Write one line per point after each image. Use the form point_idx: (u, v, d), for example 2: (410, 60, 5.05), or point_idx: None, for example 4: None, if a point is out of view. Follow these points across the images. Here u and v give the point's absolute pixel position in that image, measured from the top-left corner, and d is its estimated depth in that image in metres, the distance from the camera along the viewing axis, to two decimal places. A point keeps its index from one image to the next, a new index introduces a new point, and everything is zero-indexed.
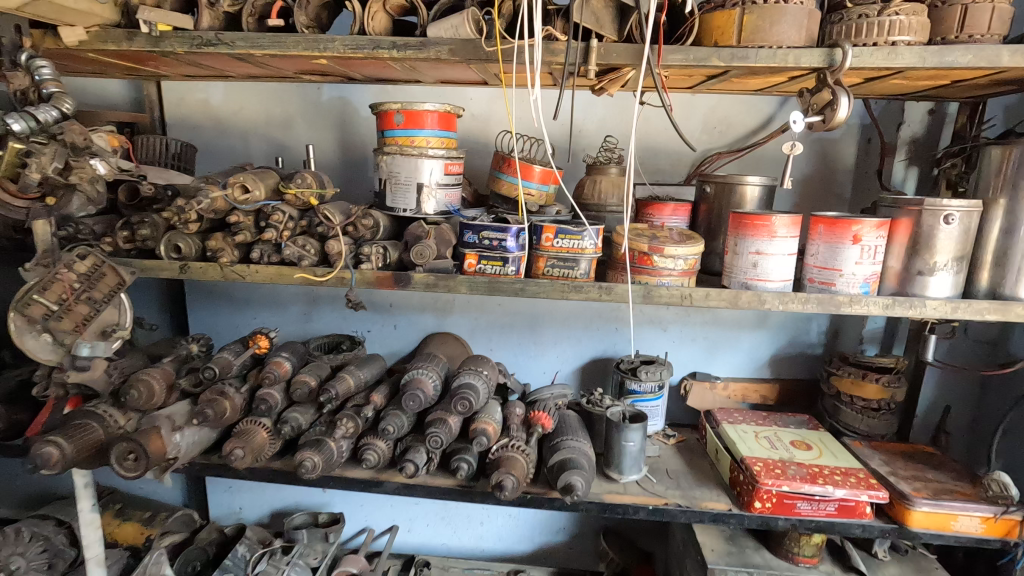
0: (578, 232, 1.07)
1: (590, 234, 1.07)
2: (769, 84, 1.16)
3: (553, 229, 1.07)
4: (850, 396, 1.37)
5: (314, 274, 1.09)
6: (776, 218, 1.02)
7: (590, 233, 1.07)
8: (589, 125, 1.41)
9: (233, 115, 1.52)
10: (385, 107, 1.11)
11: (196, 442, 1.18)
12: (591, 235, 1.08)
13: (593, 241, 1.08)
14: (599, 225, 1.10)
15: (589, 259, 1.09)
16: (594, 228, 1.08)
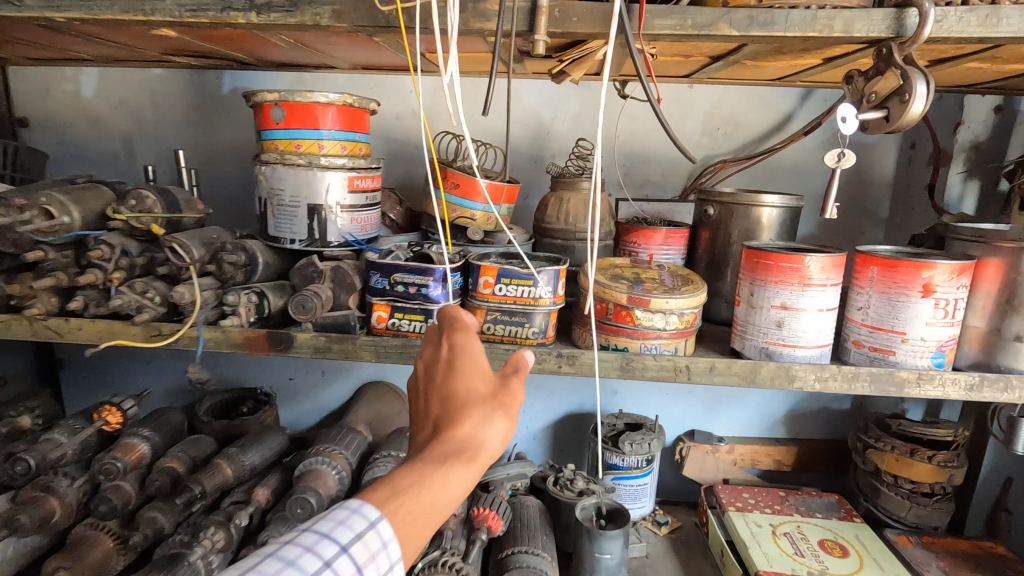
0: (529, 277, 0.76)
1: (546, 279, 0.76)
2: (795, 69, 0.85)
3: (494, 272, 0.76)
4: (893, 477, 1.06)
5: (157, 331, 0.77)
6: (810, 260, 0.71)
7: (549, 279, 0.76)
8: (557, 124, 1.10)
9: (110, 110, 1.20)
10: (260, 97, 0.79)
11: (9, 558, 0.84)
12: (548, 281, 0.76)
13: (551, 288, 0.77)
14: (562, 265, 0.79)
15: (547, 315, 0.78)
16: (554, 270, 0.77)
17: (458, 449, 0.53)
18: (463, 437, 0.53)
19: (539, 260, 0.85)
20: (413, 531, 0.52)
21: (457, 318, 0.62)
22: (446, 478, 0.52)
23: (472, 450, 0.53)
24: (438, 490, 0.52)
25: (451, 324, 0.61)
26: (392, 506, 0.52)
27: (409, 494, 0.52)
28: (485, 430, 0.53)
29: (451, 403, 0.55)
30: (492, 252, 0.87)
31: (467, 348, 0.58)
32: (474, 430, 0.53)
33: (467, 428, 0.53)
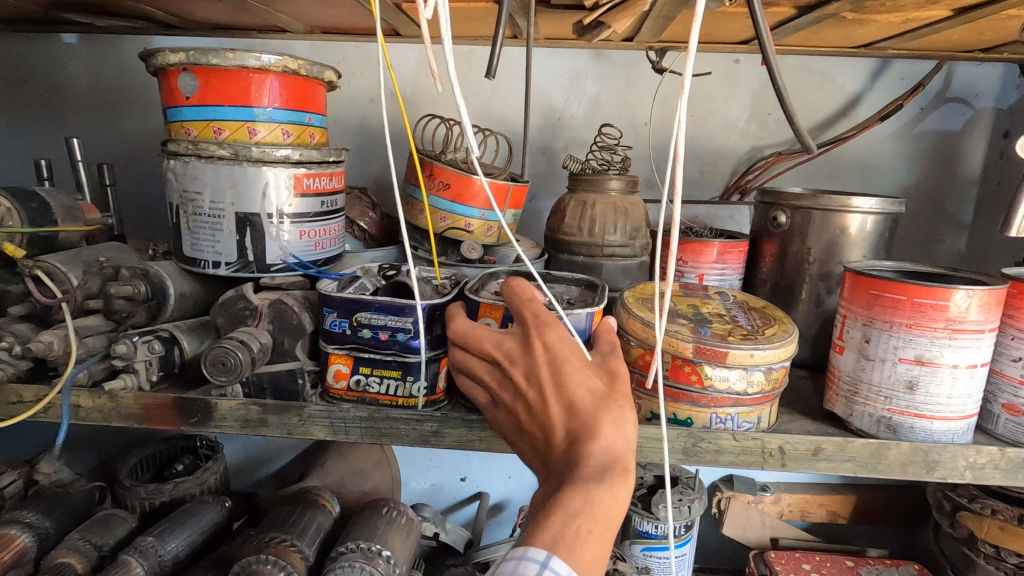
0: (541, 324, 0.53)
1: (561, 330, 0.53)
2: (907, 23, 0.62)
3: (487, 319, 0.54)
4: (994, 549, 0.85)
5: (17, 398, 0.54)
6: (959, 293, 0.48)
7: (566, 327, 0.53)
8: (573, 106, 0.87)
9: (8, 88, 0.94)
10: (161, 61, 0.55)
11: None
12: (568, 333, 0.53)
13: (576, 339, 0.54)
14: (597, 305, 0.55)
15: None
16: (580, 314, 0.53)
17: (610, 456, 0.41)
18: (608, 446, 0.41)
19: (562, 286, 0.63)
20: (597, 554, 0.39)
21: (533, 292, 0.49)
22: (614, 495, 0.39)
23: (622, 457, 0.41)
24: (610, 512, 0.39)
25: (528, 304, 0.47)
26: (563, 535, 0.38)
27: (590, 516, 0.39)
28: (628, 434, 0.42)
29: (575, 410, 0.43)
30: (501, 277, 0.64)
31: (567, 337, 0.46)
32: (617, 433, 0.42)
33: (611, 434, 0.41)
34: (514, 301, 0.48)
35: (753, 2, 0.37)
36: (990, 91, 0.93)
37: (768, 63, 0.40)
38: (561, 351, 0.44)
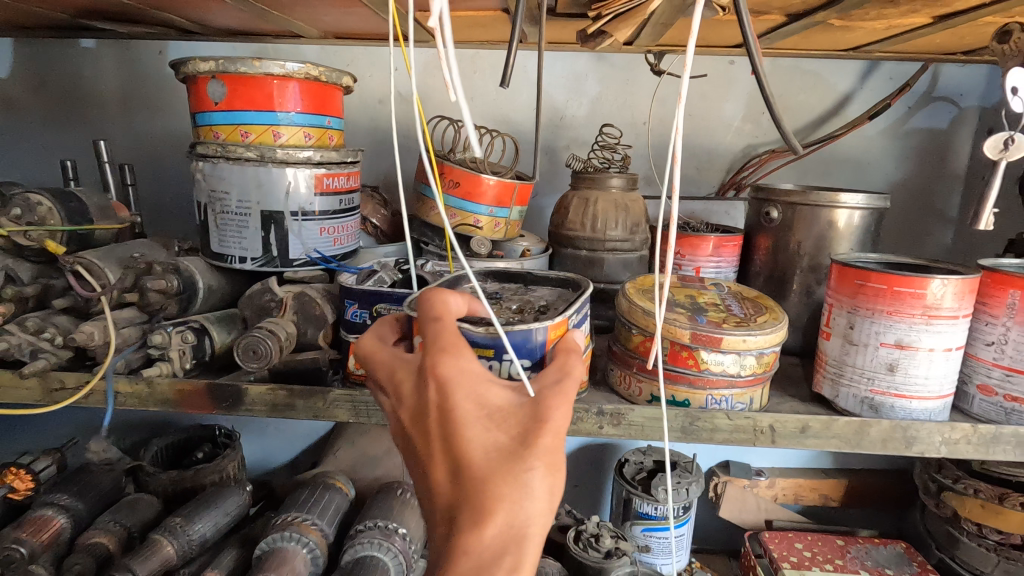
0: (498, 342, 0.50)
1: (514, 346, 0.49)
2: (890, 30, 0.66)
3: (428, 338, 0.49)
4: (976, 526, 0.89)
5: (59, 384, 0.58)
6: (936, 282, 0.52)
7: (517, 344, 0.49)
8: (575, 107, 0.91)
9: (30, 91, 0.98)
10: (191, 69, 0.59)
11: None
12: (521, 349, 0.50)
13: (532, 356, 0.50)
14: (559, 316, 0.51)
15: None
16: (532, 328, 0.49)
17: (510, 537, 0.32)
18: (494, 529, 0.32)
19: (547, 287, 0.62)
20: None
21: (448, 303, 0.39)
22: None
23: (517, 542, 0.32)
24: None
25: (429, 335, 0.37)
26: None
27: None
28: (528, 514, 0.32)
29: (461, 477, 0.34)
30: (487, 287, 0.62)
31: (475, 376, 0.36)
32: (512, 512, 0.32)
33: (501, 515, 0.32)
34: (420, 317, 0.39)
35: (742, 13, 0.41)
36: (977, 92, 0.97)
37: (757, 69, 0.43)
38: (452, 400, 0.35)
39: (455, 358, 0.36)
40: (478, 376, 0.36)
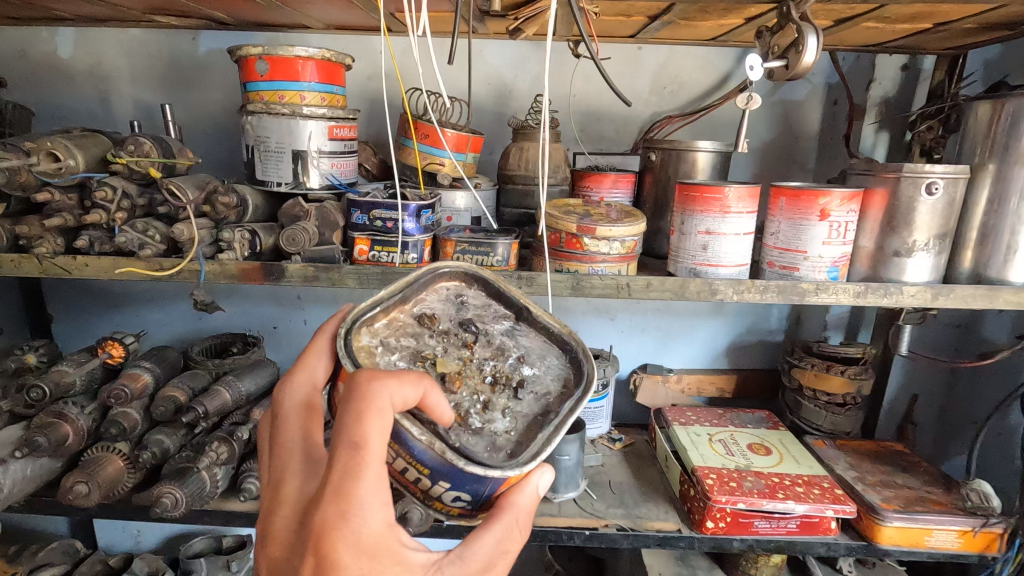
0: (461, 422, 0.54)
1: (461, 481, 0.50)
2: (722, 28, 0.97)
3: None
4: (813, 390, 1.22)
5: (159, 266, 0.86)
6: (729, 189, 0.84)
7: (467, 482, 0.51)
8: (518, 82, 1.20)
9: (92, 70, 1.25)
10: (245, 52, 0.87)
11: (30, 477, 0.93)
12: (468, 486, 0.51)
13: (485, 492, 0.52)
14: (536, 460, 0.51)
15: (446, 511, 0.54)
16: (488, 475, 0.50)
17: None
18: None
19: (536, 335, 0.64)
20: None
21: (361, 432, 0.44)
22: None
23: None
24: None
25: (358, 485, 0.44)
26: None
27: None
28: None
29: None
30: (489, 324, 0.64)
31: (391, 550, 0.46)
32: None
33: None
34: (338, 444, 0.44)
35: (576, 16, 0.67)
36: (826, 68, 1.22)
37: None
38: (351, 556, 0.45)
39: (376, 548, 0.46)
40: (372, 543, 0.45)
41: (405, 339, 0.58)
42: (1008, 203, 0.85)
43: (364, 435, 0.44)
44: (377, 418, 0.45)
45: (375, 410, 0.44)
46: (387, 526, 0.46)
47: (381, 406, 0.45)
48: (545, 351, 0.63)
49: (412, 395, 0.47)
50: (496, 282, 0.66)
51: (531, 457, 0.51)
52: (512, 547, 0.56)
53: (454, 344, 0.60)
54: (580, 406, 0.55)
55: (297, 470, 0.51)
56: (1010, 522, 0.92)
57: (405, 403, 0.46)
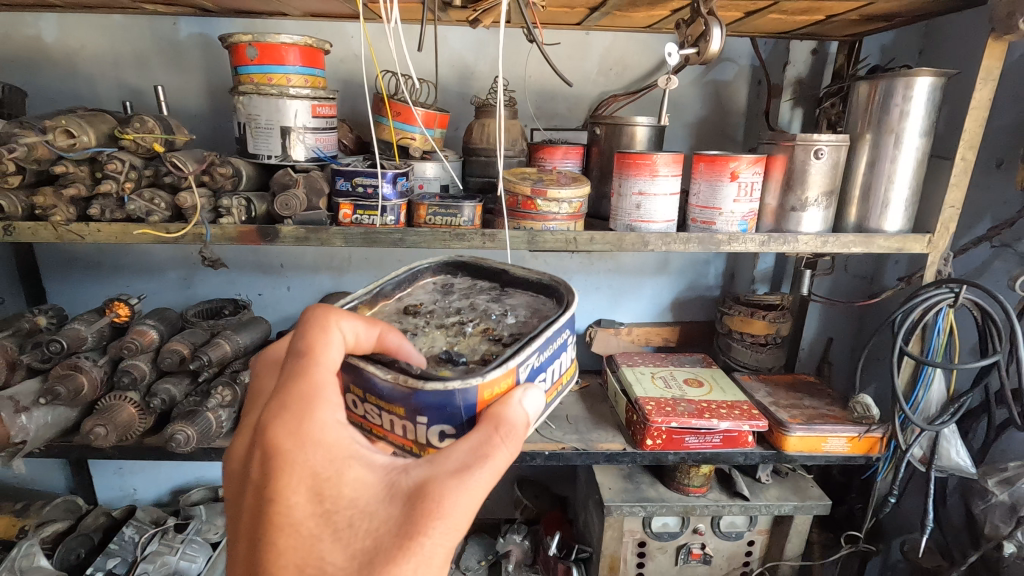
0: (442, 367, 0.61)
1: (431, 406, 0.54)
2: (652, 19, 1.14)
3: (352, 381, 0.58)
4: (740, 333, 1.42)
5: (165, 230, 0.98)
6: (657, 156, 1.00)
7: (439, 405, 0.54)
8: (479, 64, 1.33)
9: (75, 53, 1.31)
10: (236, 39, 0.98)
11: (51, 423, 1.05)
12: (438, 411, 0.54)
13: (459, 411, 0.54)
14: (500, 365, 0.55)
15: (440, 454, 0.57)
16: (451, 388, 0.53)
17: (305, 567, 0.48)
18: (294, 552, 0.48)
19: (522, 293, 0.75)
20: None
21: (313, 345, 0.54)
22: None
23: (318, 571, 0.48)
24: None
25: (299, 381, 0.53)
26: None
27: None
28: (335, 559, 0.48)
29: (275, 508, 0.49)
30: (475, 297, 0.75)
31: (336, 443, 0.51)
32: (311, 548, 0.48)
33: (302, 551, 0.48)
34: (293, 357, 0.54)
35: None
36: (749, 51, 1.40)
37: None
38: (291, 445, 0.50)
39: (325, 439, 0.51)
40: (312, 435, 0.51)
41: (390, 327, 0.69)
42: (882, 166, 1.04)
43: (312, 344, 0.54)
44: (329, 337, 0.55)
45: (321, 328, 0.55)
46: (339, 425, 0.52)
47: (332, 329, 0.55)
48: (533, 304, 0.72)
49: (364, 327, 0.56)
50: (475, 262, 0.79)
51: (496, 365, 0.55)
52: (498, 456, 0.52)
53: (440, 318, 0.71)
54: (552, 324, 0.61)
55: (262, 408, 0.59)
56: (887, 427, 1.13)
57: (355, 331, 0.56)
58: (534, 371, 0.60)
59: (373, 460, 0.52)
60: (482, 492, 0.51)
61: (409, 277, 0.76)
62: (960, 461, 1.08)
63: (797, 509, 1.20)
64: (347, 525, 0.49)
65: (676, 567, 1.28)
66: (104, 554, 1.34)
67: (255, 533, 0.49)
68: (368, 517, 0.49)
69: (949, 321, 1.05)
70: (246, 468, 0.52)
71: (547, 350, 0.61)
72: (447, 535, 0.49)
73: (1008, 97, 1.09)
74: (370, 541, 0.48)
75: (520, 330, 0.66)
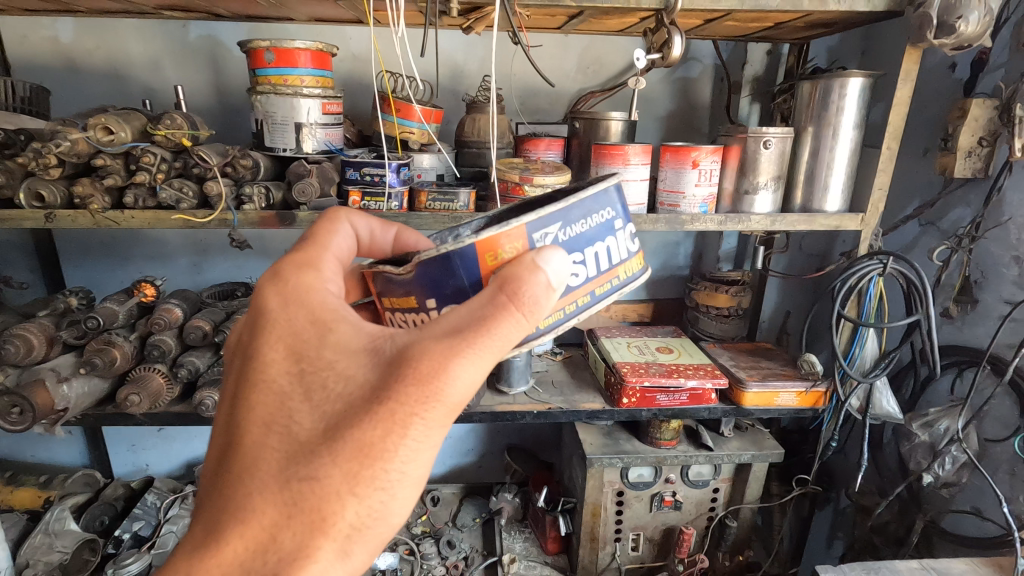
0: None
1: (435, 280, 0.61)
2: (625, 26, 1.28)
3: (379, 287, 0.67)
4: (706, 306, 1.59)
5: (194, 216, 1.09)
6: (629, 147, 1.15)
7: (443, 278, 0.60)
8: (469, 63, 1.46)
9: (89, 53, 1.40)
10: (255, 45, 1.10)
11: (87, 393, 1.16)
12: (447, 282, 0.60)
13: (464, 281, 0.60)
14: (502, 228, 0.59)
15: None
16: (449, 253, 0.59)
17: (277, 414, 0.54)
18: (269, 400, 0.55)
19: None
20: (239, 463, 0.54)
21: (324, 231, 0.69)
22: (261, 448, 0.53)
23: (286, 420, 0.54)
24: (252, 447, 0.54)
25: (302, 258, 0.64)
26: (221, 441, 0.57)
27: (236, 438, 0.55)
28: (304, 411, 0.53)
29: (259, 360, 0.57)
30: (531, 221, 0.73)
31: (320, 308, 0.58)
32: (285, 400, 0.54)
33: (276, 400, 0.55)
34: (305, 241, 0.67)
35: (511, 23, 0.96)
36: (712, 52, 1.55)
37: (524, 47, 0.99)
38: (279, 307, 0.58)
39: (311, 304, 0.58)
40: (299, 298, 0.59)
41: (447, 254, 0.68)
42: (823, 154, 1.20)
43: (322, 236, 0.68)
44: (339, 229, 0.71)
45: (333, 227, 0.71)
46: (327, 294, 0.60)
47: (344, 223, 0.72)
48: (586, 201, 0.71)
49: (378, 224, 0.77)
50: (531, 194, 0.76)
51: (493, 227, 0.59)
52: (495, 320, 0.53)
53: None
54: (573, 196, 0.63)
55: None
56: (830, 382, 1.30)
57: (367, 227, 0.75)
58: (556, 242, 0.62)
59: (357, 329, 0.57)
60: (467, 361, 0.52)
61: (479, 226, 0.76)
62: (890, 408, 1.25)
63: (755, 457, 1.37)
64: (322, 388, 0.54)
65: (650, 513, 1.44)
66: (129, 518, 1.46)
67: (243, 388, 0.57)
68: (343, 381, 0.54)
69: (879, 288, 1.22)
70: (244, 337, 0.60)
71: (569, 221, 0.63)
72: (416, 400, 0.51)
73: (930, 95, 1.26)
74: (341, 405, 0.53)
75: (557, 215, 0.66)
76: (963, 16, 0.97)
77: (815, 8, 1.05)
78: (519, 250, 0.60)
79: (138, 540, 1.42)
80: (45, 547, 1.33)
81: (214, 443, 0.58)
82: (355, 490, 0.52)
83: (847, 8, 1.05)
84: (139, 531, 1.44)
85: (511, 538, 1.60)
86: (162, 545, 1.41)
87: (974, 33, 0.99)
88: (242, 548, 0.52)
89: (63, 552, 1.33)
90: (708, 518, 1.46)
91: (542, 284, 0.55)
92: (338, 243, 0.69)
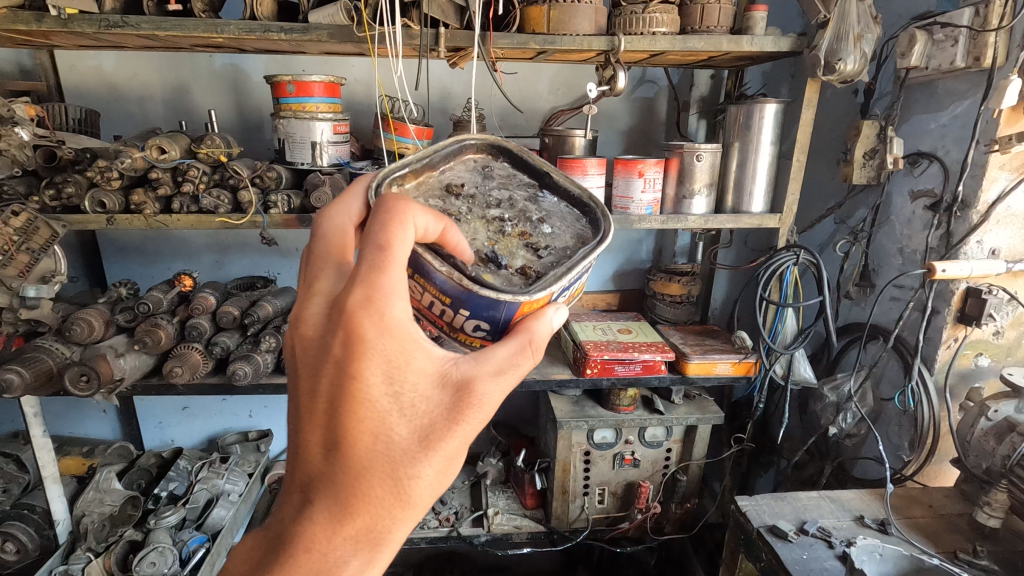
0: (483, 263, 0.77)
1: (478, 306, 0.71)
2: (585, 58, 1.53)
3: (412, 267, 0.73)
4: (662, 294, 1.84)
5: (231, 219, 1.33)
6: (587, 161, 1.40)
7: (486, 309, 0.71)
8: (456, 87, 1.71)
9: (128, 79, 1.63)
10: (278, 79, 1.33)
11: (138, 365, 1.40)
12: (483, 311, 0.72)
13: (501, 315, 0.72)
14: (543, 291, 0.72)
15: (471, 339, 0.75)
16: (501, 299, 0.70)
17: (374, 429, 0.59)
18: (366, 416, 0.59)
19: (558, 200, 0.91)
20: (340, 468, 0.59)
21: (390, 229, 0.62)
22: (360, 459, 0.58)
23: (384, 437, 0.59)
24: (351, 456, 0.58)
25: (378, 275, 0.60)
26: (311, 444, 0.60)
27: (333, 447, 0.59)
28: (399, 429, 0.59)
29: (352, 380, 0.59)
30: (514, 190, 0.91)
31: (406, 335, 0.61)
32: (380, 417, 0.59)
33: (374, 416, 0.59)
34: (371, 242, 0.61)
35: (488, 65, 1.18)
36: (665, 76, 1.81)
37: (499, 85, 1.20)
38: (369, 331, 0.59)
39: (396, 328, 0.60)
40: (386, 327, 0.60)
41: (435, 200, 0.83)
42: (748, 165, 1.46)
43: (389, 239, 0.61)
44: (405, 226, 0.64)
45: (400, 228, 0.63)
46: (405, 316, 0.61)
47: (409, 222, 0.64)
48: (569, 218, 0.88)
49: (432, 219, 0.68)
50: (519, 155, 0.94)
51: (541, 287, 0.72)
52: (523, 364, 0.68)
53: (479, 207, 0.86)
54: (587, 255, 0.77)
55: (329, 275, 0.67)
56: (759, 354, 1.56)
57: (426, 229, 0.68)
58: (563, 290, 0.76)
59: (430, 353, 0.63)
60: (502, 388, 0.65)
61: (457, 148, 0.92)
62: (806, 374, 1.52)
63: (699, 420, 1.62)
64: (414, 406, 0.60)
65: (613, 470, 1.69)
66: (165, 479, 1.70)
67: (337, 402, 0.59)
68: (429, 401, 0.61)
69: (794, 274, 1.48)
70: (327, 346, 0.60)
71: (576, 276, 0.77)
72: (480, 418, 0.63)
73: (838, 115, 1.52)
74: (430, 420, 0.61)
75: (552, 241, 0.83)
76: (842, 59, 1.24)
77: (732, 49, 1.31)
78: (543, 301, 0.73)
79: (174, 498, 1.68)
80: (96, 501, 1.56)
81: (301, 445, 0.60)
82: (439, 487, 0.62)
83: (758, 49, 1.31)
84: (174, 490, 1.69)
85: (496, 496, 1.84)
86: (195, 501, 1.64)
87: (854, 71, 1.26)
88: (343, 539, 0.59)
89: (112, 505, 1.56)
90: (662, 474, 1.71)
91: (544, 329, 0.72)
92: (403, 238, 0.63)
